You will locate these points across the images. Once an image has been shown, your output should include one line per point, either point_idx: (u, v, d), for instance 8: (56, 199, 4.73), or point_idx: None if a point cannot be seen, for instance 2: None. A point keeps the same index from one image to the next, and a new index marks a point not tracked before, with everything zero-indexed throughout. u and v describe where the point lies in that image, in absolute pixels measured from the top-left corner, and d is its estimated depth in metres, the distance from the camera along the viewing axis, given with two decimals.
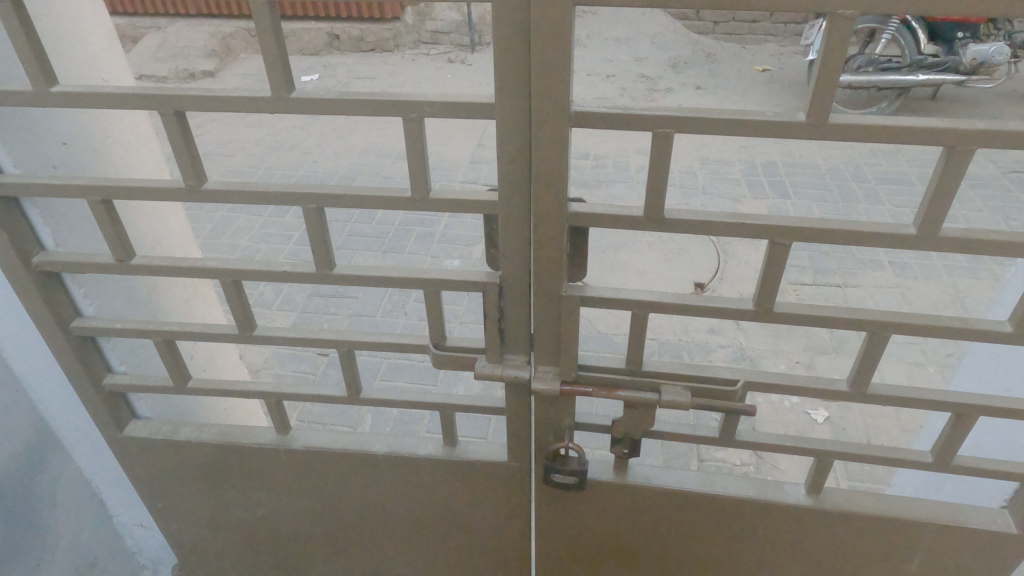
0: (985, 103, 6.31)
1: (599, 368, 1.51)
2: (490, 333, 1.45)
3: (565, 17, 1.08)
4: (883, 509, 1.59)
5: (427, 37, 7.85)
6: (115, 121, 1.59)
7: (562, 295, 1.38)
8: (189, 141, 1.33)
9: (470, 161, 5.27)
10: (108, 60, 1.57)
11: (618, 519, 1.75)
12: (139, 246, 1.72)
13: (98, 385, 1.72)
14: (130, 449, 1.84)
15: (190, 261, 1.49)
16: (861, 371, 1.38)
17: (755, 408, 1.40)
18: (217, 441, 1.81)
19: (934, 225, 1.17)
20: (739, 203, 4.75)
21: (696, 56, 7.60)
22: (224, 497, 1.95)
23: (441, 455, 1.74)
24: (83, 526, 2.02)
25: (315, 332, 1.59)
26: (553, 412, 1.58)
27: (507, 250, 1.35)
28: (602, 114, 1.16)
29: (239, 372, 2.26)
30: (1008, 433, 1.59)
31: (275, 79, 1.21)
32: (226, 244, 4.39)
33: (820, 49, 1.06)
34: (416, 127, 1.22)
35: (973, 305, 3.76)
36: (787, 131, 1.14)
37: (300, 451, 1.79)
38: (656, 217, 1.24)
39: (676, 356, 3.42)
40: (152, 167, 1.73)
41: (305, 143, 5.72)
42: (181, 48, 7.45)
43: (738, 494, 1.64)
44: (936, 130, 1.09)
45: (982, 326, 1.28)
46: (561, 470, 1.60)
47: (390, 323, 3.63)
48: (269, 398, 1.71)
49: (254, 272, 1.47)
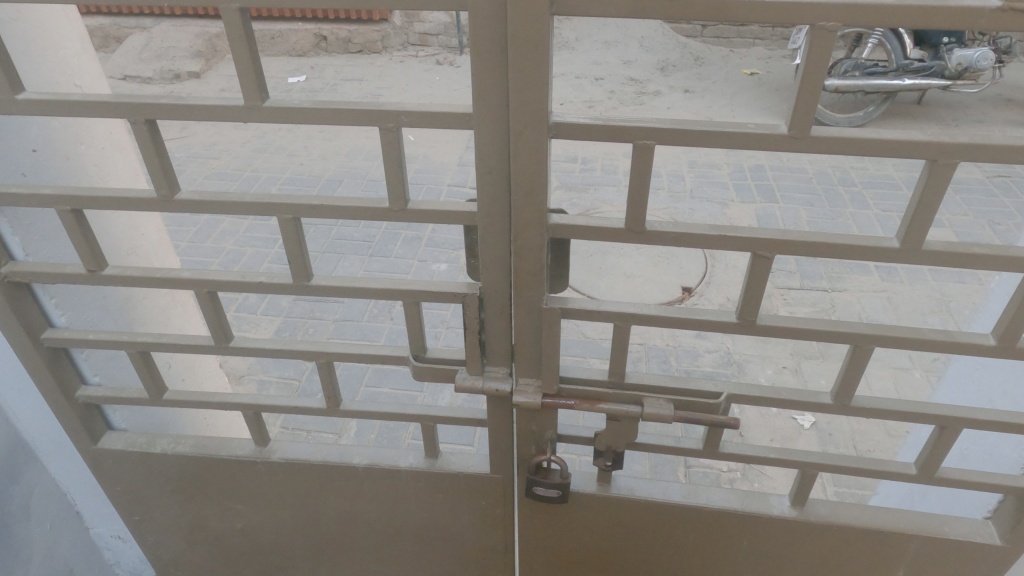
0: (970, 107, 6.35)
1: (580, 381, 1.48)
2: (470, 346, 1.42)
3: (541, 24, 1.05)
4: (870, 520, 1.58)
5: (415, 39, 7.81)
6: (87, 128, 1.57)
7: (543, 307, 1.35)
8: (161, 149, 1.29)
9: (458, 164, 5.24)
10: (81, 66, 1.53)
11: (602, 528, 1.72)
12: (114, 253, 1.69)
13: (71, 397, 1.68)
14: (105, 461, 1.81)
15: (164, 272, 1.46)
16: (845, 383, 1.36)
17: (739, 420, 1.39)
18: (192, 453, 1.78)
19: (917, 236, 1.15)
20: (727, 207, 4.75)
21: (685, 59, 7.62)
22: (204, 510, 1.91)
23: (423, 467, 1.71)
24: (60, 539, 1.96)
25: (291, 343, 1.56)
26: (535, 424, 1.55)
27: (487, 262, 1.33)
28: (580, 124, 1.14)
29: (218, 380, 2.23)
30: (992, 444, 1.59)
31: (249, 87, 1.19)
32: (211, 249, 4.33)
33: (802, 56, 1.04)
34: (394, 137, 1.20)
35: (958, 309, 3.78)
36: (768, 141, 1.12)
37: (279, 464, 1.76)
38: (638, 228, 1.22)
39: (664, 362, 3.41)
40: (127, 174, 1.72)
41: (292, 145, 5.67)
42: (167, 48, 7.38)
43: (723, 506, 1.62)
44: (918, 144, 1.08)
45: (966, 339, 1.27)
46: (543, 484, 1.57)
47: (376, 330, 3.59)
48: (247, 410, 1.68)
49: (230, 282, 1.44)
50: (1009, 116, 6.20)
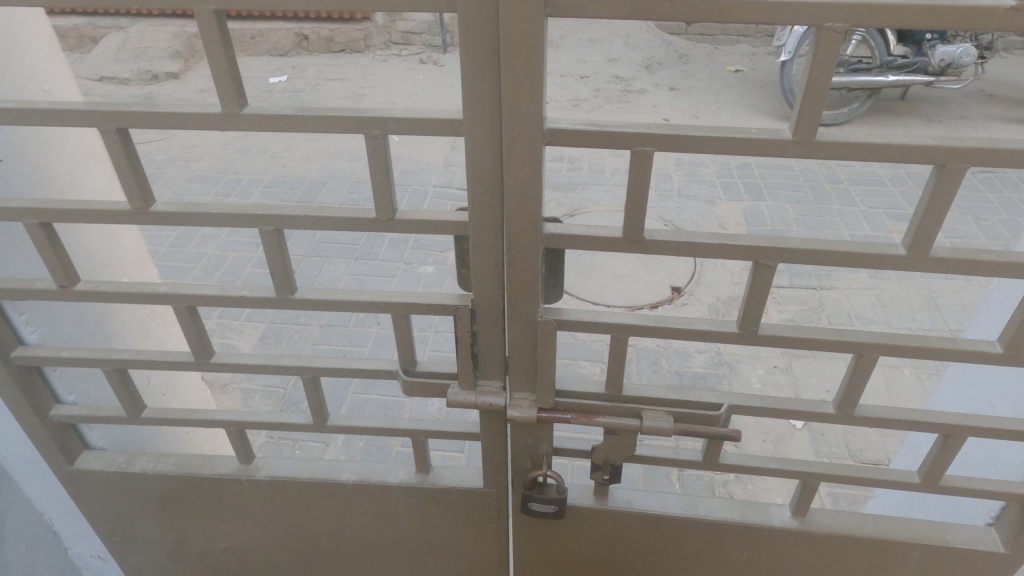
0: (953, 103, 6.37)
1: (577, 394, 1.44)
2: (463, 360, 1.37)
3: (535, 28, 1.00)
4: (872, 528, 1.55)
5: (398, 38, 7.73)
6: (58, 136, 1.50)
7: (538, 319, 1.30)
8: (134, 159, 1.23)
9: (444, 164, 5.18)
10: (50, 70, 1.46)
11: (599, 541, 1.68)
12: (89, 266, 1.62)
13: (45, 417, 1.61)
14: (82, 482, 1.74)
15: (140, 287, 1.39)
16: (848, 392, 1.33)
17: (740, 432, 1.35)
18: (173, 472, 1.71)
19: (924, 245, 1.12)
20: (714, 205, 4.74)
21: (670, 57, 7.60)
22: (187, 528, 1.85)
23: (414, 481, 1.66)
24: (37, 560, 1.89)
25: (276, 358, 1.50)
26: (530, 438, 1.50)
27: (479, 273, 1.28)
28: (576, 130, 1.09)
29: (201, 392, 2.16)
30: (994, 449, 1.56)
31: (226, 93, 1.13)
32: (192, 253, 4.24)
33: (807, 58, 0.99)
34: (381, 144, 1.14)
35: (946, 306, 3.79)
36: (773, 147, 1.07)
37: (264, 481, 1.70)
38: (636, 237, 1.18)
39: (655, 363, 3.38)
40: (102, 182, 1.65)
41: (274, 147, 5.57)
42: (144, 49, 7.25)
43: (723, 517, 1.58)
44: (926, 148, 1.04)
45: (971, 347, 1.24)
46: (539, 499, 1.52)
47: (363, 335, 3.53)
48: (230, 427, 1.62)
49: (210, 297, 1.38)
50: (991, 112, 6.22)
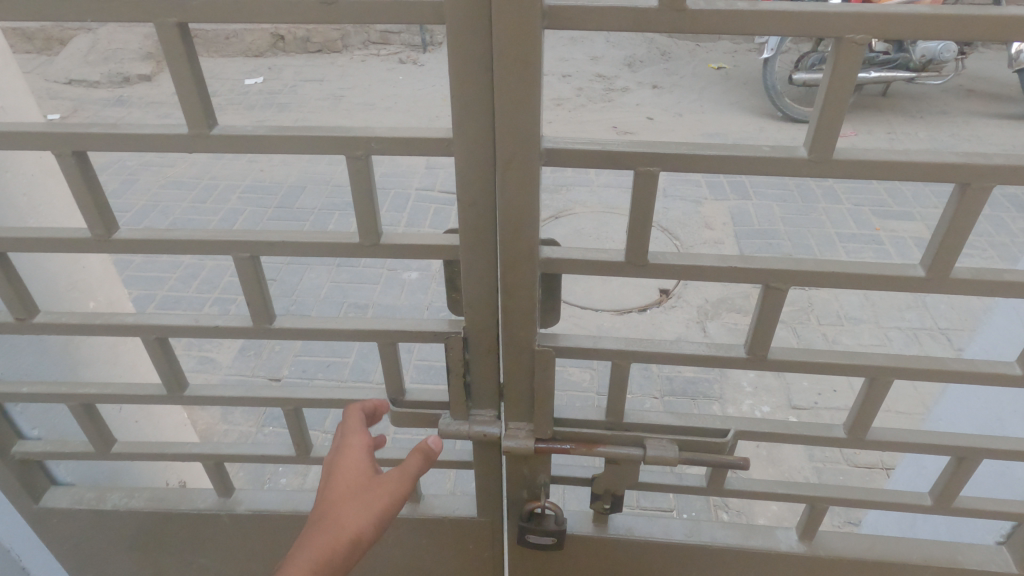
0: (933, 99, 6.39)
1: (576, 421, 1.36)
2: (454, 389, 1.29)
3: (532, 42, 0.92)
4: (881, 552, 1.50)
5: (376, 38, 7.59)
6: (13, 155, 1.39)
7: (535, 347, 1.23)
8: (93, 183, 1.13)
9: (426, 166, 5.08)
10: (2, 84, 1.36)
11: (597, 569, 1.61)
12: (52, 292, 1.52)
13: (6, 454, 1.51)
14: (49, 520, 1.64)
15: (105, 317, 1.29)
16: (861, 416, 1.27)
17: (748, 460, 1.28)
18: (147, 508, 1.62)
19: (946, 265, 1.05)
20: (701, 204, 4.69)
21: (652, 54, 7.56)
22: (163, 564, 1.75)
23: (403, 512, 1.58)
24: None
25: (255, 389, 1.41)
26: (527, 468, 1.42)
27: (471, 298, 1.20)
28: (575, 150, 1.02)
29: (176, 417, 2.05)
30: (1003, 466, 1.51)
31: (191, 111, 1.04)
32: (167, 263, 4.10)
33: (825, 71, 0.92)
34: (364, 165, 1.06)
35: (934, 305, 3.76)
36: (786, 166, 1.01)
37: (245, 516, 1.61)
38: (640, 261, 1.11)
39: (645, 369, 3.31)
40: (62, 204, 1.55)
41: (251, 151, 5.43)
42: (114, 51, 7.05)
43: (727, 543, 1.52)
44: (949, 166, 0.98)
45: (990, 368, 1.18)
46: (537, 531, 1.44)
47: (345, 345, 3.42)
48: (206, 460, 1.52)
49: (182, 328, 1.28)
50: (971, 107, 6.25)
